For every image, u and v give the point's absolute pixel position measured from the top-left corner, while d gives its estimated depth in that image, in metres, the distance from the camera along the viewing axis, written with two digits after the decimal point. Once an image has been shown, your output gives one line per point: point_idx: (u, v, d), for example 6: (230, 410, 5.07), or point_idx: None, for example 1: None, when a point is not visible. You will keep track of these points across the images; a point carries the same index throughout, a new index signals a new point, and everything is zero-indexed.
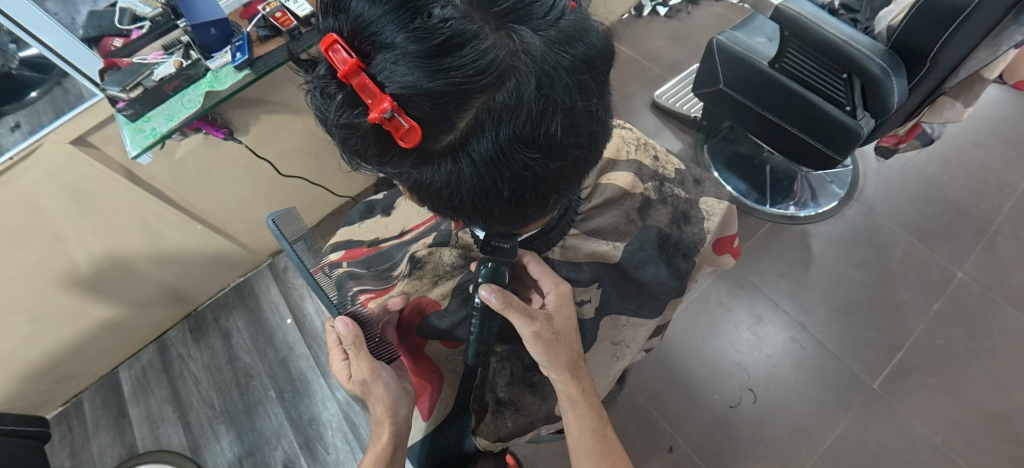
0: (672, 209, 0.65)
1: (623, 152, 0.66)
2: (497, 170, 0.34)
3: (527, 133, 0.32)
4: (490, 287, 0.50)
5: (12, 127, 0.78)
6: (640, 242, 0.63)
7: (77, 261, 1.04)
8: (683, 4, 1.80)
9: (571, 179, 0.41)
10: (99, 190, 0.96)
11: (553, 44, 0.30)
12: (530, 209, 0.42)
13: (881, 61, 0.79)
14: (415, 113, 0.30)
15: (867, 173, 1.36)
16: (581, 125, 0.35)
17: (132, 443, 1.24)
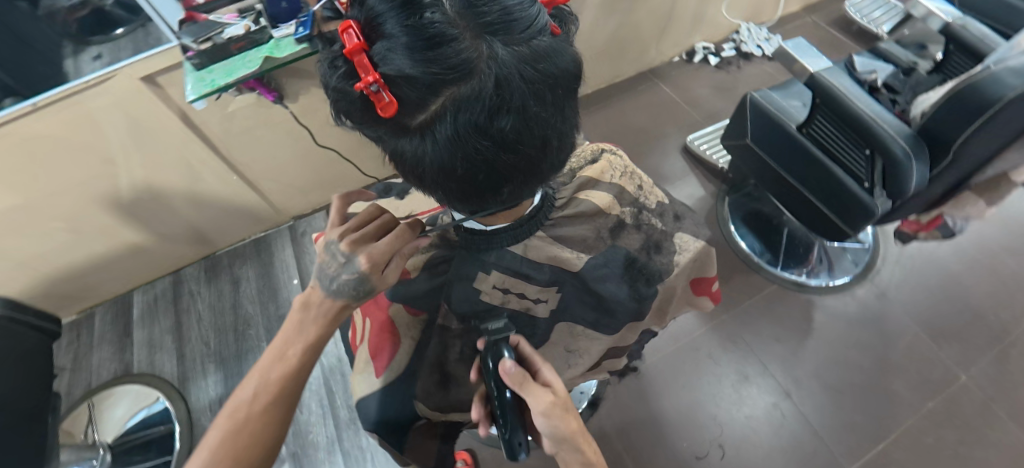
0: (643, 236, 0.64)
1: (607, 174, 0.64)
2: (454, 151, 0.37)
3: (488, 129, 0.36)
4: (507, 362, 0.50)
5: (95, 56, 0.90)
6: (605, 259, 0.60)
7: (121, 184, 1.14)
8: (735, 59, 1.83)
9: (526, 176, 0.44)
10: (155, 126, 1.06)
11: (521, 57, 0.34)
12: (483, 196, 0.44)
13: (905, 143, 0.80)
14: (399, 92, 0.35)
15: (887, 257, 1.34)
16: (536, 126, 0.38)
17: (129, 363, 1.32)
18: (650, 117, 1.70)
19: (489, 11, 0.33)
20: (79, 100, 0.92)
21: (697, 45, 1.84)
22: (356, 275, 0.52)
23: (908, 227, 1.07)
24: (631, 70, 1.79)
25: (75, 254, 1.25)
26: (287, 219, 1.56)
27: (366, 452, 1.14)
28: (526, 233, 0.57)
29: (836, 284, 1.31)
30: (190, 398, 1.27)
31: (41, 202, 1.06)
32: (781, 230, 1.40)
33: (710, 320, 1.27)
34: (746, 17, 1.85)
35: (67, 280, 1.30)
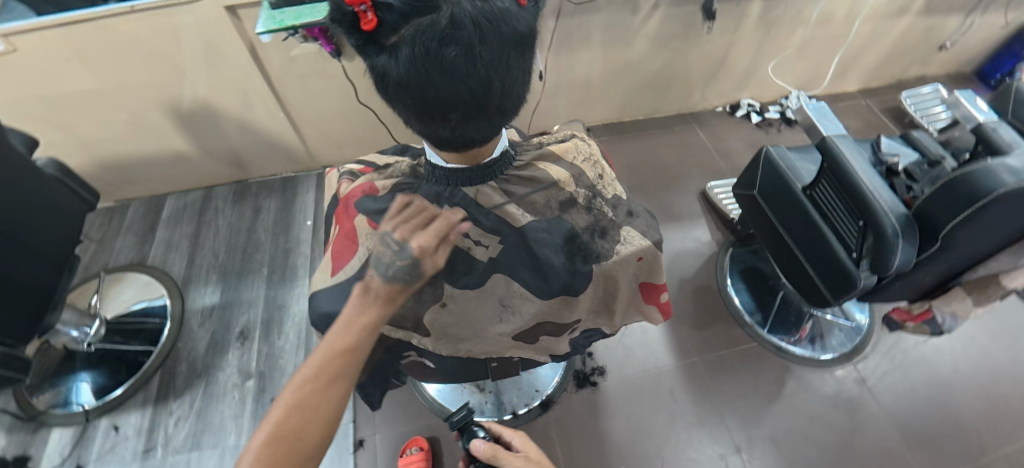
0: (591, 220, 0.52)
1: (570, 154, 0.53)
2: (408, 74, 0.36)
3: (440, 68, 0.36)
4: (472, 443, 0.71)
5: None
6: (549, 226, 0.49)
7: (183, 95, 1.28)
8: (777, 122, 1.84)
9: (479, 124, 0.41)
10: (226, 51, 1.19)
11: (484, 5, 0.35)
12: (435, 131, 0.41)
13: (896, 221, 0.81)
14: (381, 14, 0.36)
15: (878, 347, 1.31)
16: (488, 72, 0.37)
17: (145, 255, 1.45)
18: (677, 156, 1.73)
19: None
20: (172, 12, 1.07)
21: (742, 101, 1.87)
22: (408, 262, 0.42)
23: (898, 315, 1.06)
24: (671, 109, 1.84)
25: (128, 147, 1.39)
26: (318, 166, 1.67)
27: None
28: (478, 182, 0.48)
29: (819, 358, 1.29)
30: (187, 299, 1.37)
31: (113, 91, 1.21)
32: (776, 293, 1.39)
33: (682, 359, 1.28)
34: (798, 85, 1.87)
35: (116, 168, 1.45)
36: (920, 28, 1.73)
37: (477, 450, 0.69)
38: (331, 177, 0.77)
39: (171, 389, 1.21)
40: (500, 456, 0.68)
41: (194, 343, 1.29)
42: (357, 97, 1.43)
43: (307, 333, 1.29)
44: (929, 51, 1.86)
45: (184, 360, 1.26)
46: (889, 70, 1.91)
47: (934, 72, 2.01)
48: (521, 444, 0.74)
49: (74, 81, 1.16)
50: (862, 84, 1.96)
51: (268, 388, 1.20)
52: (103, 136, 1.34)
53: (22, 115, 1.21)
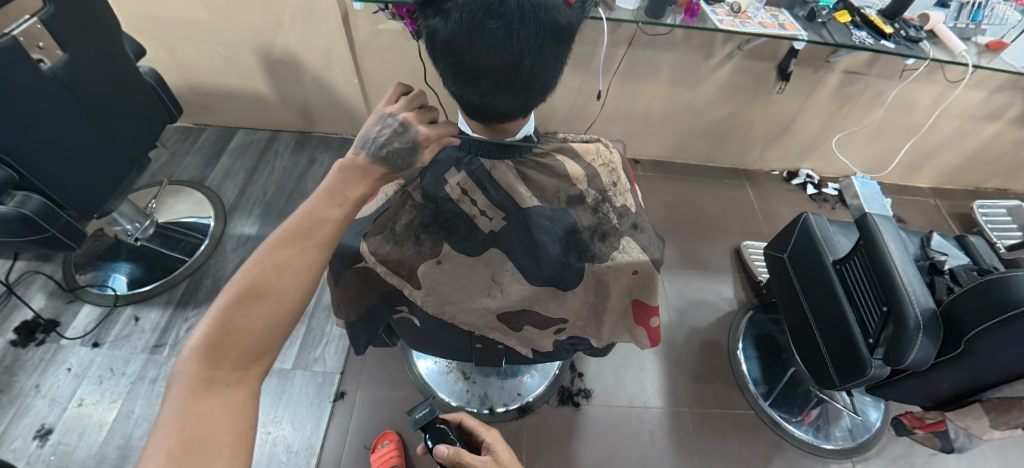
0: (594, 220, 0.54)
1: (589, 156, 0.55)
2: (455, 37, 0.38)
3: (484, 43, 0.38)
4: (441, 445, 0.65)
5: None
6: (551, 215, 0.52)
7: (275, 41, 1.41)
8: (834, 199, 1.78)
9: (509, 101, 0.43)
10: (322, 11, 1.31)
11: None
12: (468, 96, 0.43)
13: (920, 316, 0.78)
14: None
15: (884, 452, 1.22)
16: (525, 54, 0.39)
17: (205, 176, 1.59)
18: (720, 208, 1.71)
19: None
20: None
21: (801, 170, 1.82)
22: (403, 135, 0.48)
23: (908, 419, 1.00)
24: (724, 161, 1.82)
25: (218, 78, 1.54)
26: None
27: (323, 337, 1.26)
28: (496, 156, 0.51)
29: (817, 446, 1.22)
30: (229, 223, 1.48)
31: (219, 24, 1.35)
32: (786, 367, 1.33)
33: (671, 406, 1.25)
34: (865, 167, 1.80)
35: (203, 94, 1.61)
36: (1011, 138, 1.62)
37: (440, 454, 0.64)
38: None
39: (192, 299, 1.31)
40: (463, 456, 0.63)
41: (223, 264, 1.39)
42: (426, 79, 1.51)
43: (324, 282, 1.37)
44: (1017, 165, 1.75)
45: (211, 276, 1.36)
46: (967, 175, 1.80)
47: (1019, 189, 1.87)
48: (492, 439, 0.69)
49: (189, 9, 1.31)
50: (935, 182, 1.85)
51: None
52: (200, 63, 1.49)
53: (141, 29, 1.38)
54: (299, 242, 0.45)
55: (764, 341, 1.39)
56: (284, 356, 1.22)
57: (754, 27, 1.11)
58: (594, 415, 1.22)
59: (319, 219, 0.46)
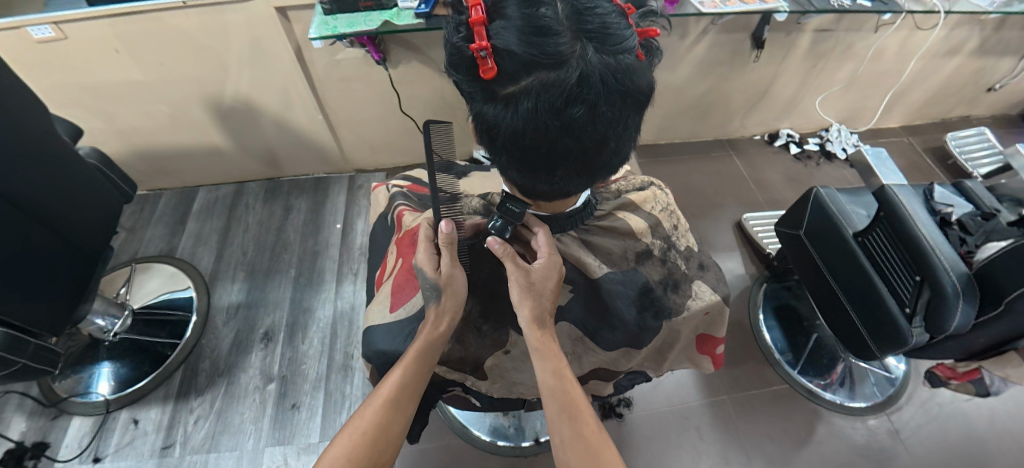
0: (665, 271, 0.62)
1: (648, 204, 0.64)
2: (528, 123, 0.42)
3: (560, 113, 0.42)
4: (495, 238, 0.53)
5: None
6: (624, 278, 0.59)
7: (225, 90, 1.27)
8: (817, 155, 1.81)
9: (577, 175, 0.49)
10: (270, 52, 1.19)
11: (607, 64, 0.41)
12: (537, 176, 0.48)
13: (956, 281, 0.77)
14: (500, 63, 0.41)
15: (914, 398, 1.26)
16: (598, 124, 0.43)
17: (174, 246, 1.46)
18: (713, 184, 1.71)
19: (590, 21, 0.40)
20: (223, 10, 1.06)
21: (781, 130, 1.83)
22: (430, 282, 0.58)
23: (941, 371, 1.01)
24: (707, 134, 1.81)
25: (166, 138, 1.40)
26: (349, 169, 1.67)
27: (345, 399, 1.20)
28: (563, 228, 0.58)
29: (851, 406, 1.24)
30: (213, 294, 1.37)
31: (158, 82, 1.21)
32: (810, 334, 1.35)
33: (710, 396, 1.25)
34: (840, 118, 1.83)
35: (154, 159, 1.47)
36: (972, 69, 1.67)
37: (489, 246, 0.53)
38: (380, 192, 0.86)
39: (192, 387, 1.21)
40: (507, 265, 0.53)
41: (218, 341, 1.29)
42: (397, 103, 1.42)
43: (332, 339, 1.30)
44: (977, 93, 1.81)
45: (207, 358, 1.26)
46: (934, 109, 1.86)
47: (981, 113, 1.95)
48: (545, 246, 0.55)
49: (120, 71, 1.16)
50: (905, 120, 1.91)
51: (289, 393, 1.20)
52: (142, 127, 1.35)
53: (69, 101, 1.22)
54: (390, 407, 0.54)
55: (781, 312, 1.40)
56: (309, 430, 1.15)
57: (735, 5, 1.08)
58: (637, 422, 1.21)
59: (409, 382, 0.56)
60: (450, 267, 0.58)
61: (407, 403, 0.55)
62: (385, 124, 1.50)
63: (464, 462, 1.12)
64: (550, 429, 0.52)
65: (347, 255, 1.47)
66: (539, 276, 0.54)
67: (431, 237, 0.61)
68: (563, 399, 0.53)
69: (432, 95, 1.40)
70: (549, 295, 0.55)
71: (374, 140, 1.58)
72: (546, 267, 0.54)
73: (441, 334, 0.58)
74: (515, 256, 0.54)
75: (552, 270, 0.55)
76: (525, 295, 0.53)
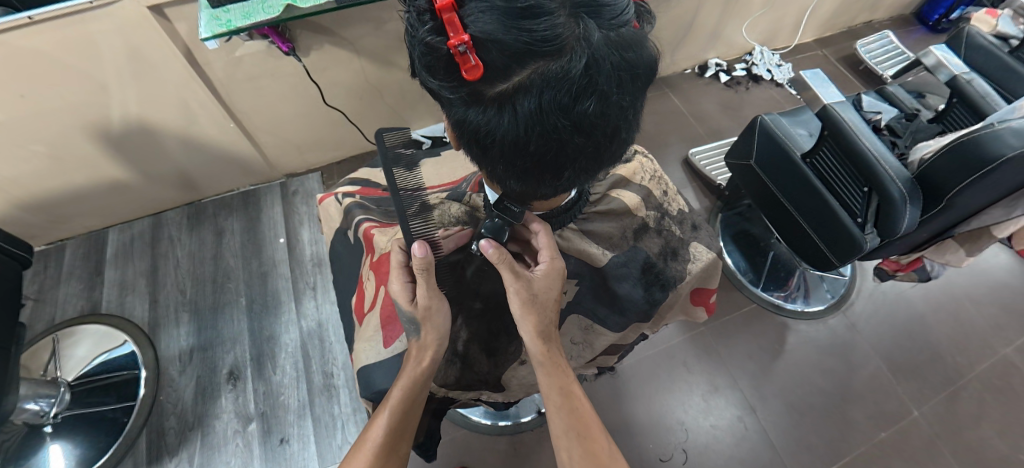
0: (663, 241, 0.66)
1: (637, 176, 0.68)
2: (532, 125, 0.38)
3: (565, 105, 0.37)
4: (490, 240, 0.53)
5: None
6: (626, 258, 0.64)
7: (111, 114, 1.08)
8: (745, 79, 1.87)
9: (586, 168, 0.45)
10: (156, 60, 1.01)
11: (611, 42, 0.37)
12: (543, 180, 0.45)
13: (903, 186, 0.82)
14: (484, 57, 0.37)
15: (861, 290, 1.40)
16: (609, 113, 0.40)
17: (97, 301, 1.28)
18: (656, 125, 1.72)
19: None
20: (83, 18, 0.87)
21: (709, 61, 1.87)
22: (405, 316, 0.55)
23: (889, 266, 1.14)
24: None
25: (51, 182, 1.19)
26: (279, 175, 1.52)
27: (337, 419, 1.15)
28: (563, 221, 0.60)
29: (810, 311, 1.35)
30: (158, 344, 1.23)
31: (21, 120, 1.00)
32: (766, 252, 1.44)
33: (688, 331, 1.30)
34: (761, 40, 1.89)
35: (42, 208, 1.25)
36: None
37: (483, 249, 0.53)
38: (328, 204, 0.78)
39: (163, 448, 1.11)
40: (504, 272, 0.53)
41: (179, 393, 1.17)
42: (318, 94, 1.28)
43: (305, 361, 1.21)
44: None
45: (172, 414, 1.14)
46: (842, 18, 1.97)
47: (880, 17, 2.09)
48: (546, 241, 0.56)
49: None
50: (817, 33, 2.00)
51: (274, 428, 1.13)
52: (18, 175, 1.13)
53: None
54: (386, 453, 0.52)
55: (738, 238, 1.48)
56: (306, 459, 1.10)
57: None
58: (628, 371, 1.25)
59: (408, 423, 0.54)
60: (425, 298, 0.54)
61: (397, 445, 0.53)
62: (310, 120, 1.37)
63: (472, 450, 1.11)
64: (559, 448, 0.54)
65: (299, 269, 1.36)
66: (541, 287, 0.55)
67: (404, 262, 0.58)
68: (572, 420, 0.54)
69: (356, 80, 1.28)
70: (552, 306, 0.57)
71: (302, 140, 1.44)
72: (547, 276, 0.55)
73: (425, 370, 0.54)
74: (511, 261, 0.54)
75: (553, 279, 0.56)
76: (528, 309, 0.54)
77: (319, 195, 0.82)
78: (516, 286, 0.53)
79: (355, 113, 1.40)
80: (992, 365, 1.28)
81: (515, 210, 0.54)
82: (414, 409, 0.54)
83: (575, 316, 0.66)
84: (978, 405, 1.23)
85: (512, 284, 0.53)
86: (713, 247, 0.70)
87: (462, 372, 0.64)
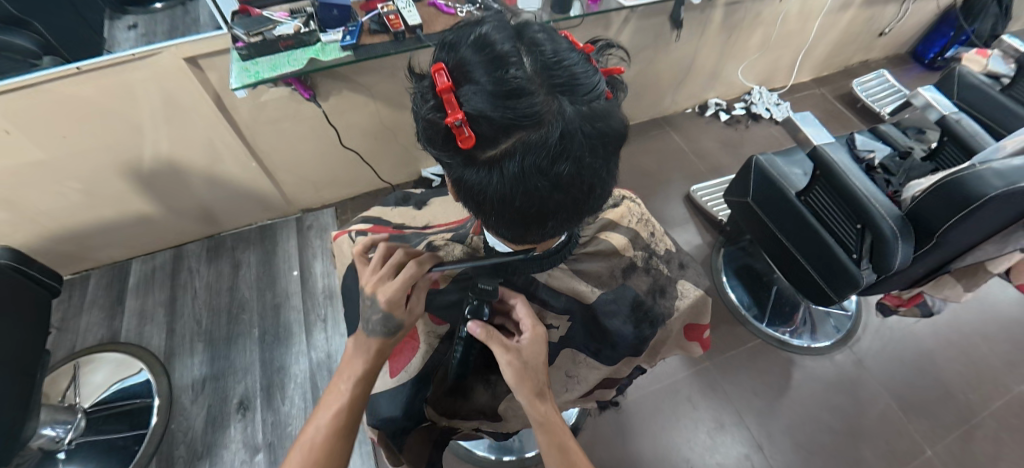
0: (652, 279, 0.70)
1: (625, 219, 0.72)
2: (517, 185, 0.43)
3: (545, 168, 0.42)
4: (476, 321, 0.56)
5: (130, 25, 0.96)
6: (615, 295, 0.67)
7: (143, 154, 1.17)
8: (745, 118, 1.93)
9: (568, 219, 0.50)
10: (187, 106, 1.10)
11: (583, 115, 0.42)
12: (530, 229, 0.50)
13: (894, 224, 0.85)
14: (476, 129, 0.42)
15: (868, 326, 1.39)
16: (585, 175, 0.45)
17: (117, 330, 1.33)
18: (657, 162, 1.78)
19: (560, 74, 0.41)
20: (125, 69, 0.96)
21: (709, 100, 1.94)
22: (382, 315, 0.55)
23: (891, 301, 1.15)
24: (644, 115, 1.87)
25: (83, 216, 1.26)
26: (295, 210, 1.59)
27: None
28: (553, 263, 0.63)
29: (816, 347, 1.35)
30: (172, 372, 1.27)
31: (62, 159, 1.08)
32: (769, 287, 1.45)
33: (693, 366, 1.31)
34: (759, 81, 1.97)
35: (72, 240, 1.32)
36: (862, 19, 1.85)
37: (470, 330, 0.56)
38: (341, 241, 0.83)
39: None
40: (494, 347, 0.56)
41: (190, 422, 1.19)
42: (336, 136, 1.37)
43: (314, 393, 1.24)
44: (871, 39, 2.00)
45: (182, 442, 1.16)
46: (837, 59, 2.04)
47: (876, 57, 2.16)
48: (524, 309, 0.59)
49: (10, 154, 1.03)
50: (815, 73, 2.08)
51: (281, 459, 1.14)
52: (53, 209, 1.21)
53: None
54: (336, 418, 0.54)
55: (740, 273, 1.49)
56: None
57: None
58: (632, 406, 1.24)
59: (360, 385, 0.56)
60: None
61: (343, 443, 0.53)
62: (326, 158, 1.44)
63: None
64: None
65: (311, 302, 1.40)
66: (531, 355, 0.57)
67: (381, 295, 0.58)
68: (562, 455, 0.55)
69: (370, 121, 1.36)
70: (543, 369, 0.58)
71: (318, 178, 1.51)
72: (534, 343, 0.58)
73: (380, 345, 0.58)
74: (500, 336, 0.56)
75: (540, 346, 0.58)
76: (522, 377, 0.55)
77: (333, 232, 0.87)
78: (506, 360, 0.55)
79: (369, 153, 1.48)
80: (1008, 404, 1.26)
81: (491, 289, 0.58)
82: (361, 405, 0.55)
83: (569, 350, 0.70)
84: (995, 444, 1.20)
85: (503, 357, 0.55)
86: (700, 283, 0.74)
87: (456, 401, 0.69)
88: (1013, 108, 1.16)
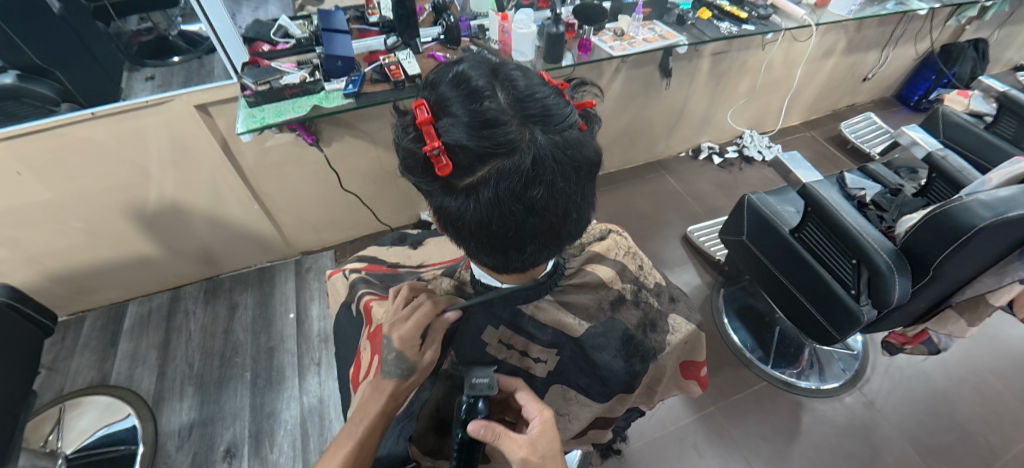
0: (640, 312, 0.70)
1: (612, 252, 0.72)
2: (492, 210, 0.45)
3: (518, 192, 0.44)
4: (478, 422, 0.53)
5: (148, 77, 1.03)
6: (604, 329, 0.65)
7: (149, 196, 1.20)
8: (738, 160, 1.98)
9: (546, 244, 0.51)
10: (195, 150, 1.14)
11: (555, 143, 0.43)
12: (508, 255, 0.50)
13: (887, 257, 0.85)
14: (454, 158, 0.44)
15: (876, 366, 1.36)
16: (559, 200, 0.46)
17: (107, 373, 1.31)
18: (653, 204, 1.80)
19: (533, 106, 0.43)
20: (138, 115, 1.01)
21: (702, 144, 1.99)
22: (396, 355, 0.56)
23: (896, 339, 1.12)
24: (639, 159, 1.92)
25: (85, 256, 1.28)
26: (295, 253, 1.61)
27: None
28: (537, 294, 0.63)
29: (824, 389, 1.30)
30: (159, 418, 1.23)
31: (69, 200, 1.11)
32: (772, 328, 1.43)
33: (698, 411, 1.26)
34: (749, 125, 2.03)
35: (72, 280, 1.33)
36: (845, 66, 1.94)
37: (474, 431, 0.52)
38: (336, 279, 0.84)
39: None
40: (502, 443, 0.53)
41: None
42: (337, 180, 1.40)
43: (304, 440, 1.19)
44: (855, 84, 2.08)
45: None
46: (824, 103, 2.12)
47: (862, 100, 2.24)
48: (526, 401, 0.59)
49: (20, 195, 1.06)
50: (804, 117, 2.15)
51: None
52: (56, 249, 1.23)
53: None
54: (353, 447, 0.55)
55: (742, 313, 1.47)
56: None
57: (641, 45, 1.17)
58: (636, 454, 1.19)
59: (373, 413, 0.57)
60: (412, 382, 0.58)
61: None
62: (328, 201, 1.47)
63: None
64: None
65: (305, 345, 1.38)
66: (544, 445, 0.55)
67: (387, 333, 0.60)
68: None
69: (371, 165, 1.40)
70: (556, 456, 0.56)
71: (319, 220, 1.54)
72: (543, 431, 0.56)
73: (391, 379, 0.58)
74: (507, 430, 0.53)
75: (549, 431, 0.57)
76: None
77: (330, 270, 0.88)
78: (522, 456, 0.52)
79: (370, 195, 1.52)
80: None
81: (486, 383, 0.56)
82: (368, 443, 0.56)
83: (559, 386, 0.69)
84: None
85: (518, 453, 0.53)
86: (690, 318, 0.75)
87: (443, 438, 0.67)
88: (996, 146, 1.19)
